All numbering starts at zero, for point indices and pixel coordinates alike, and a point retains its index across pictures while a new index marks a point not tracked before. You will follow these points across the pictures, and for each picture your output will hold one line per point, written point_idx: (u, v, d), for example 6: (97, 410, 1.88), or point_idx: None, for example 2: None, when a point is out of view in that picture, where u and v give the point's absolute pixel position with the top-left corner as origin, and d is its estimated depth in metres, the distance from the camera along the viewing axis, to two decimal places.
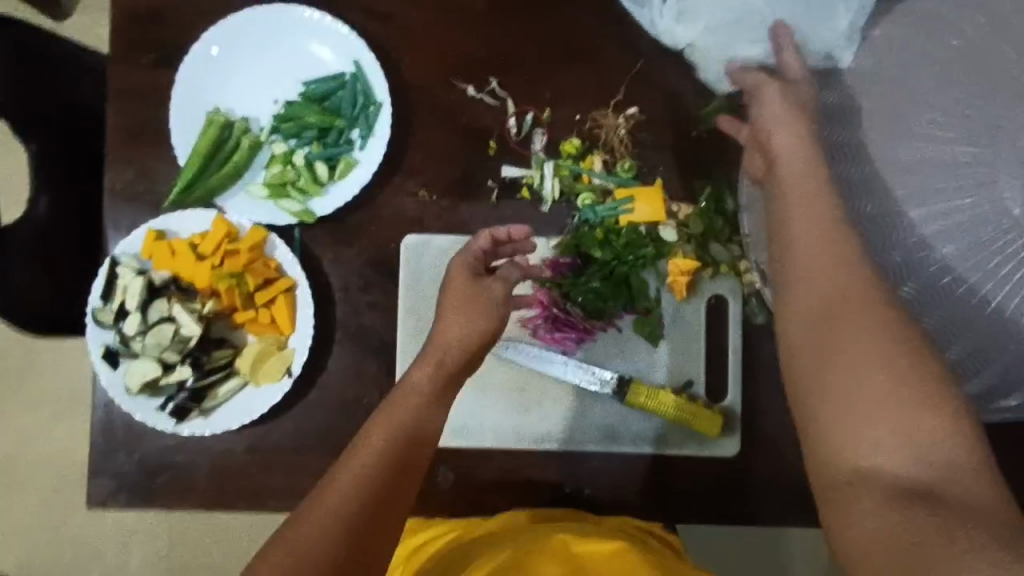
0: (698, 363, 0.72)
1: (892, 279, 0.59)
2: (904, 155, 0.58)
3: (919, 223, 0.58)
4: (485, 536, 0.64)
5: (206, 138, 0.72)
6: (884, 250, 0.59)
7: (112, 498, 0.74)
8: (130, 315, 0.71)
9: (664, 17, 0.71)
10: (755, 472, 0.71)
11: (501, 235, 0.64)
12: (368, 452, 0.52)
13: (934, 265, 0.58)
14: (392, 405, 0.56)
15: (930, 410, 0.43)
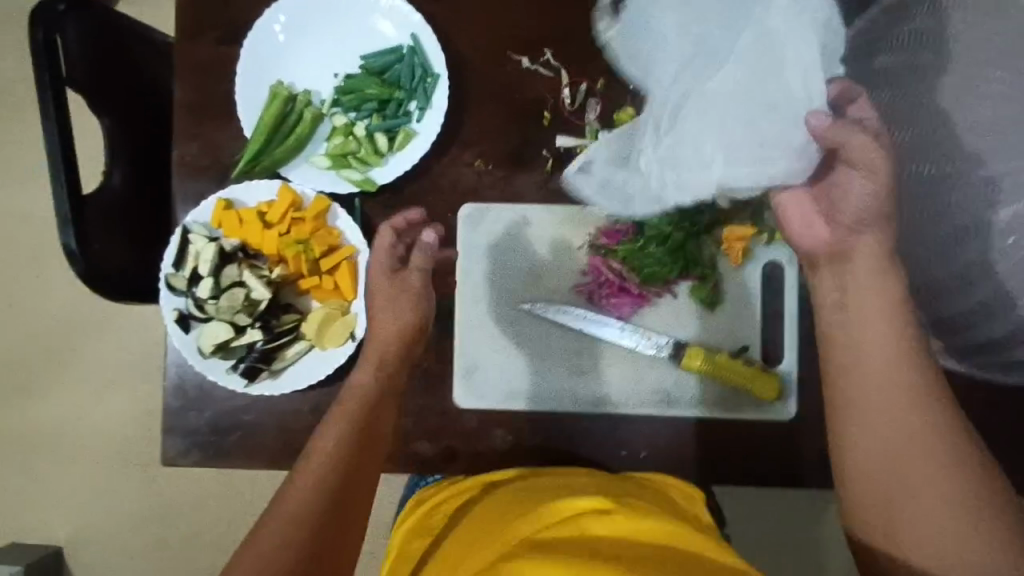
0: (751, 328, 0.74)
1: (957, 280, 0.64)
2: (976, 162, 0.60)
3: (996, 230, 0.60)
4: (492, 493, 0.66)
5: (271, 110, 0.74)
6: (952, 255, 0.63)
7: (185, 454, 0.78)
8: (204, 280, 0.74)
9: (660, 183, 0.65)
10: (805, 435, 0.73)
11: (399, 224, 0.71)
12: (322, 448, 0.60)
13: (999, 269, 0.61)
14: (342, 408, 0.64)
15: (970, 496, 0.50)
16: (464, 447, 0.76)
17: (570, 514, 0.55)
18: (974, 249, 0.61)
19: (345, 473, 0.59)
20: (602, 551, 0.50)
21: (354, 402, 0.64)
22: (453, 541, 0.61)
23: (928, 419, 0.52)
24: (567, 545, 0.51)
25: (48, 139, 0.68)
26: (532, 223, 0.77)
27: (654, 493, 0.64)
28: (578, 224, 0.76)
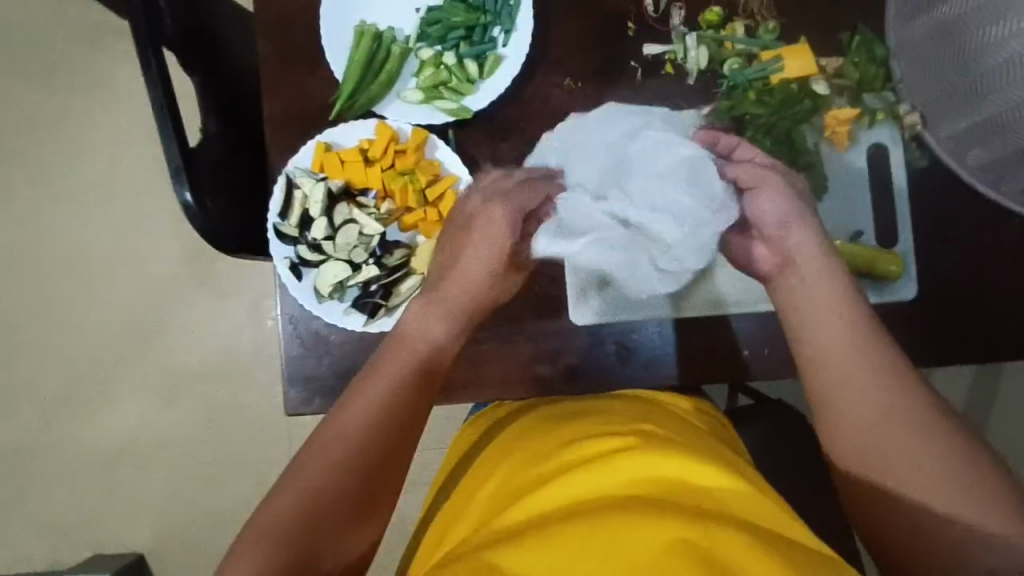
0: (864, 213, 0.76)
1: (974, 134, 0.68)
2: (989, 50, 0.60)
3: (997, 103, 0.63)
4: (518, 437, 0.63)
5: (361, 48, 0.75)
6: (965, 108, 0.67)
7: (307, 404, 0.76)
8: (315, 222, 0.76)
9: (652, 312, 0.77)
10: (924, 314, 0.74)
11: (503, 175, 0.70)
12: (355, 407, 0.53)
13: (1009, 135, 0.65)
14: (380, 362, 0.56)
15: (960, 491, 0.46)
16: (583, 365, 0.77)
17: (563, 466, 0.54)
18: (977, 115, 0.66)
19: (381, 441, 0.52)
20: (615, 496, 0.50)
21: (397, 362, 0.56)
22: (458, 493, 0.61)
23: (896, 394, 0.50)
24: (563, 501, 0.51)
25: (150, 92, 0.64)
26: None
27: (680, 419, 0.63)
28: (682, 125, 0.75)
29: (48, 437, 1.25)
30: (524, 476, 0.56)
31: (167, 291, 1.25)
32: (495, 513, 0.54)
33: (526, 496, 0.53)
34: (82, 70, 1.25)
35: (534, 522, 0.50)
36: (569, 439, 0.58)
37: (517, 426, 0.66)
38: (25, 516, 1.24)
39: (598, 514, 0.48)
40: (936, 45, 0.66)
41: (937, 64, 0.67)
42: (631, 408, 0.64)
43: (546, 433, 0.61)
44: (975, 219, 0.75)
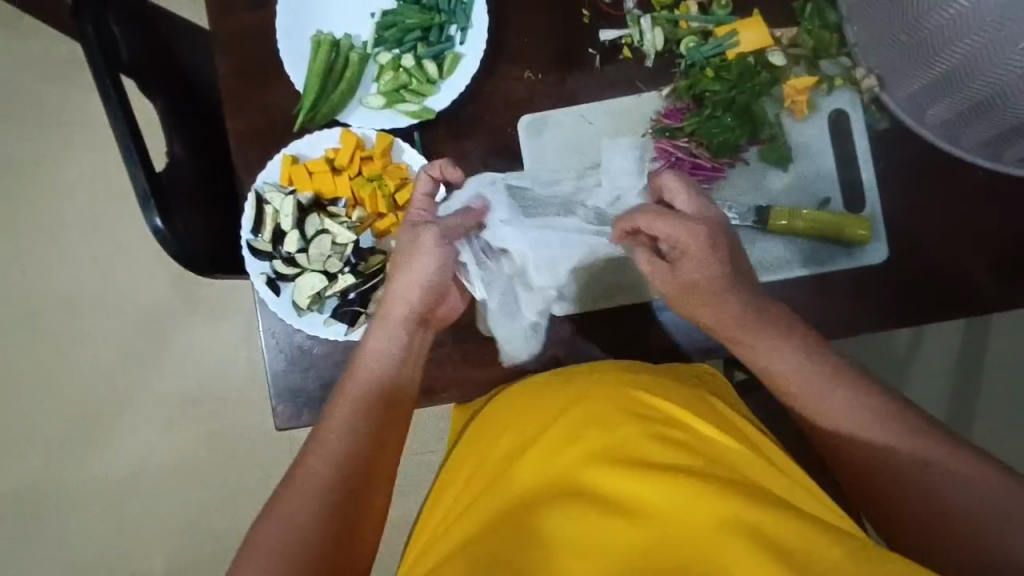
0: (830, 179, 0.77)
1: (941, 89, 0.67)
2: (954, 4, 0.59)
3: (960, 56, 0.62)
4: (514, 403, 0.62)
5: (318, 58, 0.75)
6: (929, 64, 0.66)
7: (297, 416, 0.76)
8: (288, 235, 0.76)
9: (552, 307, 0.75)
10: (899, 275, 0.75)
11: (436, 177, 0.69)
12: (336, 431, 0.56)
13: (972, 87, 0.64)
14: (357, 384, 0.60)
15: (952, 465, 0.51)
16: (568, 353, 0.77)
17: (527, 446, 0.55)
18: (939, 70, 0.66)
19: (366, 457, 0.56)
20: (582, 474, 0.51)
21: (362, 384, 0.60)
22: (446, 475, 0.63)
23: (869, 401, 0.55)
24: (530, 484, 0.52)
25: (111, 119, 0.64)
26: (593, 119, 0.78)
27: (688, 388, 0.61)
28: (639, 111, 0.77)
29: (50, 476, 1.25)
30: (496, 458, 0.57)
31: (154, 318, 1.25)
32: (469, 497, 0.55)
33: (495, 481, 0.54)
34: (49, 103, 1.25)
35: (500, 507, 0.51)
36: (536, 415, 0.58)
37: (505, 400, 0.64)
38: (32, 554, 1.24)
39: (562, 497, 0.50)
40: (885, 4, 0.66)
41: (887, 23, 0.67)
42: (614, 369, 0.63)
43: (516, 406, 0.61)
44: (940, 174, 0.75)
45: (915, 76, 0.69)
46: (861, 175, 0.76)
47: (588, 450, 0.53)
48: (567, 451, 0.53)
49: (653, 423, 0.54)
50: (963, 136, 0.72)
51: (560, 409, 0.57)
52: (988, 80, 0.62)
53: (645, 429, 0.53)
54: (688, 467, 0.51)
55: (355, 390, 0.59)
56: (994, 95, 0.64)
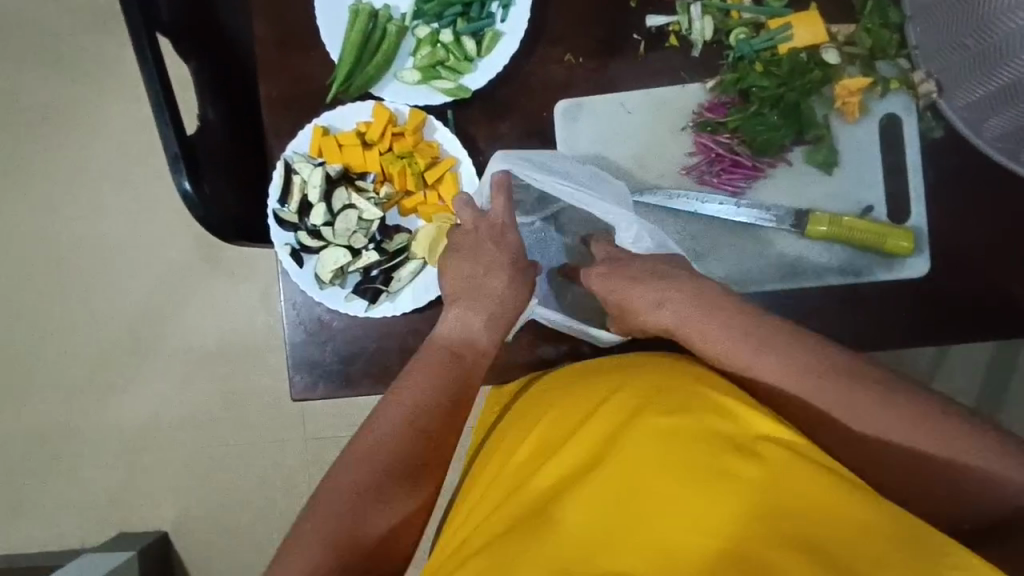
0: (875, 186, 0.74)
1: (1001, 99, 0.64)
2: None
3: None
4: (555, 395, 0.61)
5: (356, 29, 0.74)
6: (993, 71, 0.62)
7: (312, 389, 0.76)
8: (315, 207, 0.75)
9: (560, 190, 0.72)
10: (938, 290, 0.72)
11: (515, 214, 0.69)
12: (394, 412, 0.57)
13: None
14: (418, 367, 0.60)
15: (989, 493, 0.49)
16: (587, 347, 0.76)
17: (557, 445, 0.55)
18: (1003, 76, 0.62)
19: (428, 425, 0.57)
20: (607, 470, 0.50)
21: (412, 387, 0.58)
22: (482, 461, 0.63)
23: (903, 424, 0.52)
24: (552, 484, 0.52)
25: (147, 80, 0.64)
26: (632, 108, 0.75)
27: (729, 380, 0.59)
28: (681, 103, 0.75)
29: (70, 423, 1.28)
30: (521, 455, 0.57)
31: (177, 278, 1.27)
32: (503, 490, 0.54)
33: (517, 483, 0.54)
34: (89, 55, 1.25)
35: (521, 506, 0.51)
36: (566, 413, 0.58)
37: (547, 390, 0.63)
38: (46, 496, 1.28)
39: (586, 494, 0.50)
40: (952, 7, 0.63)
41: (953, 25, 0.64)
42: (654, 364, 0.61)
43: (546, 401, 0.61)
44: (989, 190, 0.72)
45: (978, 84, 0.65)
46: (908, 184, 0.73)
47: (614, 448, 0.51)
48: (593, 452, 0.52)
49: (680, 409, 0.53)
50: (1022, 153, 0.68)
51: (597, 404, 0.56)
52: None
53: (671, 420, 0.52)
54: (721, 461, 0.49)
55: (420, 371, 0.60)
56: None
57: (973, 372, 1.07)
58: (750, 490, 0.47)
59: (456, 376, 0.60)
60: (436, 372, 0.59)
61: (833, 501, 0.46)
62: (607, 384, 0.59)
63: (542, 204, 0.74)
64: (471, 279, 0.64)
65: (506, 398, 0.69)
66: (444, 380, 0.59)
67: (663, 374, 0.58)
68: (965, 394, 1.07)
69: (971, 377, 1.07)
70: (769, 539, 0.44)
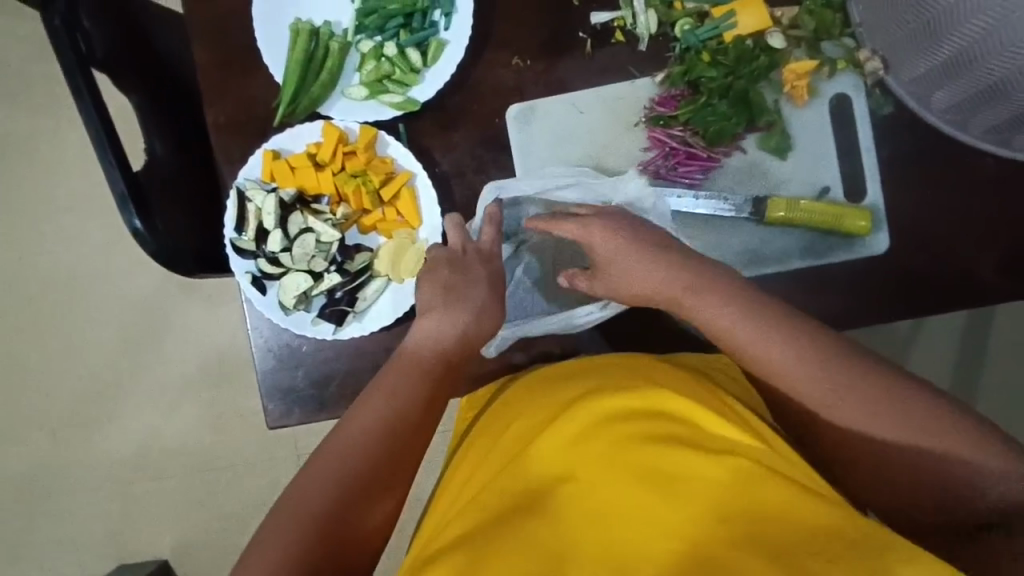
0: (832, 166, 0.74)
1: (948, 71, 0.64)
2: None
3: (968, 34, 0.59)
4: (522, 399, 0.63)
5: (297, 49, 0.72)
6: (936, 45, 0.63)
7: (288, 414, 0.76)
8: (272, 234, 0.74)
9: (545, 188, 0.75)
10: (900, 265, 0.73)
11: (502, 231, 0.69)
12: (370, 410, 0.57)
13: (989, 69, 0.61)
14: (398, 367, 0.60)
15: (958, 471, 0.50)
16: (561, 350, 0.75)
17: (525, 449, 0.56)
18: (945, 49, 0.63)
19: (407, 423, 0.57)
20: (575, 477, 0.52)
21: (383, 397, 0.58)
22: (450, 469, 0.64)
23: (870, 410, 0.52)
24: (513, 493, 0.53)
25: (85, 120, 0.62)
26: (584, 108, 0.75)
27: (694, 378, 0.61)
28: (631, 98, 0.74)
29: (56, 463, 1.26)
30: (485, 466, 0.58)
31: (150, 307, 1.25)
32: (471, 494, 0.56)
33: (480, 489, 0.55)
34: (37, 88, 1.22)
35: (491, 511, 0.52)
36: (533, 418, 0.59)
37: (514, 395, 0.64)
38: (38, 536, 1.26)
39: (549, 506, 0.52)
40: None
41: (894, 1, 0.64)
42: (620, 365, 0.63)
43: (513, 408, 0.62)
44: (943, 160, 0.73)
45: (923, 58, 0.66)
46: (863, 161, 0.73)
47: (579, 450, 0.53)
48: (555, 461, 0.54)
49: (639, 420, 0.55)
50: (972, 124, 0.69)
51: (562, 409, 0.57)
52: (1001, 61, 0.59)
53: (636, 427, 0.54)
54: (685, 468, 0.51)
55: (399, 372, 0.59)
56: (1004, 78, 0.61)
57: (949, 335, 1.09)
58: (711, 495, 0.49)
59: (436, 377, 0.60)
60: (414, 373, 0.59)
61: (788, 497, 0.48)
62: (571, 390, 0.60)
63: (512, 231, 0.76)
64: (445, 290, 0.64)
65: (474, 406, 0.70)
66: (423, 380, 0.59)
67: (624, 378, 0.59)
68: (941, 358, 1.09)
69: (946, 340, 1.09)
70: (721, 543, 0.47)
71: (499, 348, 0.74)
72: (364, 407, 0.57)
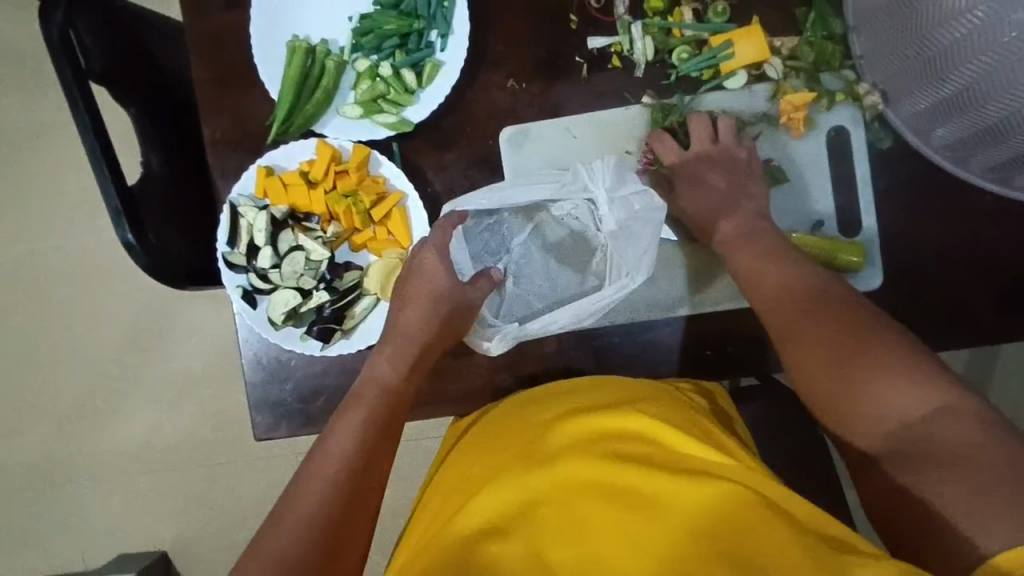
0: (826, 198, 0.73)
1: (947, 111, 0.63)
2: (970, 15, 0.55)
3: (970, 71, 0.58)
4: (505, 416, 0.63)
5: (293, 67, 0.72)
6: (934, 84, 0.62)
7: (274, 427, 0.76)
8: (262, 250, 0.74)
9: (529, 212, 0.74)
10: (894, 299, 0.72)
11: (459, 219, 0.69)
12: (326, 456, 0.57)
13: (990, 109, 0.60)
14: (350, 407, 0.61)
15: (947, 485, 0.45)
16: (546, 372, 0.75)
17: (507, 466, 0.56)
18: (943, 88, 0.62)
19: (375, 437, 0.59)
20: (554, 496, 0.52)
21: (351, 415, 0.60)
22: (432, 486, 0.64)
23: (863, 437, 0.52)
24: (490, 513, 0.53)
25: (81, 131, 0.63)
26: (577, 133, 0.75)
27: (673, 399, 0.61)
28: (625, 125, 0.74)
29: (57, 455, 1.28)
30: (462, 490, 0.58)
31: (152, 306, 1.26)
32: (452, 509, 0.56)
33: (461, 506, 0.55)
34: (47, 86, 1.24)
35: (469, 524, 0.52)
36: (517, 438, 0.59)
37: (497, 413, 0.65)
38: (37, 525, 1.28)
39: (524, 529, 0.51)
40: (892, 19, 0.63)
41: (893, 38, 0.64)
42: (603, 386, 0.63)
43: (496, 428, 0.63)
44: (943, 197, 0.71)
45: (921, 96, 0.65)
46: (859, 193, 0.73)
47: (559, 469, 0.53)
48: (527, 483, 0.53)
49: (615, 445, 0.55)
50: (971, 165, 0.67)
51: (545, 429, 0.58)
52: (1005, 99, 0.58)
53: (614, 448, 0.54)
54: (661, 488, 0.51)
55: (349, 411, 0.60)
56: (1007, 119, 0.60)
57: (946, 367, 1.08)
58: (688, 514, 0.49)
59: (390, 405, 0.62)
60: (375, 402, 0.61)
61: (753, 515, 0.48)
62: (545, 415, 0.61)
63: (489, 255, 0.74)
64: (417, 303, 0.67)
65: (459, 427, 0.71)
66: (386, 403, 0.62)
67: (591, 402, 0.60)
68: None
69: None
70: (697, 561, 0.47)
71: (513, 340, 0.70)
72: (336, 425, 0.59)
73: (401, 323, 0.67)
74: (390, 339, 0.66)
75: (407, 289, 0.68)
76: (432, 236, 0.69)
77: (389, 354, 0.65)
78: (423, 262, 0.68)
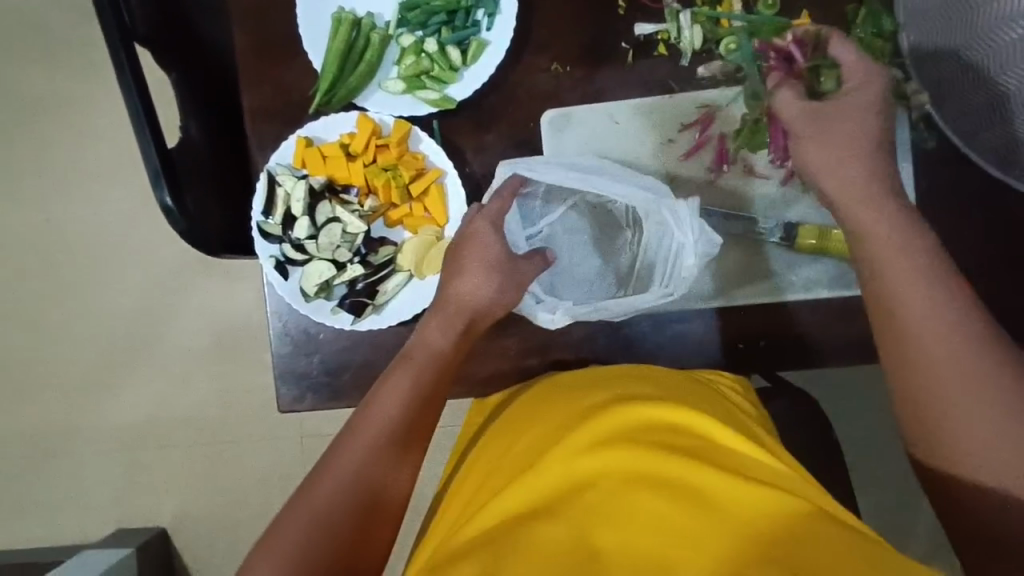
0: None
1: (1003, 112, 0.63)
2: None
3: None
4: (543, 401, 0.63)
5: (339, 38, 0.72)
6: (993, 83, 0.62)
7: (300, 400, 0.76)
8: (299, 220, 0.74)
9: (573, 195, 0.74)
10: None
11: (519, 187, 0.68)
12: (371, 419, 0.57)
13: None
14: (397, 368, 0.60)
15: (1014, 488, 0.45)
16: (576, 358, 0.75)
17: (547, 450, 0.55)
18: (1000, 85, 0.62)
19: (421, 407, 0.59)
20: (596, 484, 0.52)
21: (397, 379, 0.60)
22: (465, 466, 0.63)
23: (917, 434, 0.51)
24: (530, 499, 0.52)
25: (124, 93, 0.62)
26: (620, 119, 0.75)
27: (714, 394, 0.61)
28: (669, 113, 0.74)
29: (66, 424, 1.28)
30: (499, 471, 0.57)
31: (169, 279, 1.26)
32: (489, 493, 0.55)
33: (498, 489, 0.54)
34: (75, 52, 1.23)
35: (509, 509, 0.52)
36: (556, 423, 0.58)
37: (534, 397, 0.64)
38: (43, 493, 1.28)
39: (566, 515, 0.51)
40: (951, 22, 0.63)
41: (949, 41, 0.64)
42: (644, 376, 0.62)
43: (532, 413, 0.62)
44: (985, 201, 0.71)
45: (975, 99, 0.64)
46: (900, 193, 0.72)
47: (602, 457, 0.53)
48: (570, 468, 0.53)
49: (660, 436, 0.54)
50: None
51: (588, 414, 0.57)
52: None
53: (659, 440, 0.54)
54: (706, 482, 0.51)
55: (397, 373, 0.60)
56: None
57: None
58: (732, 511, 0.49)
59: (436, 373, 0.61)
60: (422, 368, 0.60)
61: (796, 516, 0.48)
62: (586, 400, 0.60)
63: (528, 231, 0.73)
64: (472, 269, 0.64)
65: (487, 409, 0.70)
66: (433, 371, 0.61)
67: (635, 392, 0.59)
68: None
69: None
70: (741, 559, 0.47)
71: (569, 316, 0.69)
72: (382, 387, 0.59)
73: (452, 290, 0.64)
74: (442, 305, 0.64)
75: (460, 255, 0.65)
76: (492, 202, 0.66)
77: (440, 320, 0.63)
78: (475, 228, 0.66)
